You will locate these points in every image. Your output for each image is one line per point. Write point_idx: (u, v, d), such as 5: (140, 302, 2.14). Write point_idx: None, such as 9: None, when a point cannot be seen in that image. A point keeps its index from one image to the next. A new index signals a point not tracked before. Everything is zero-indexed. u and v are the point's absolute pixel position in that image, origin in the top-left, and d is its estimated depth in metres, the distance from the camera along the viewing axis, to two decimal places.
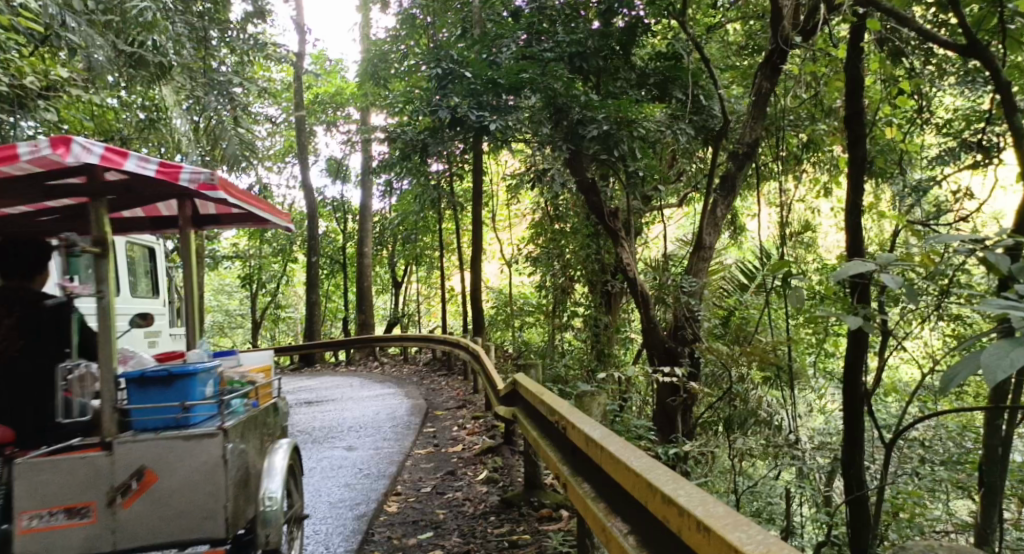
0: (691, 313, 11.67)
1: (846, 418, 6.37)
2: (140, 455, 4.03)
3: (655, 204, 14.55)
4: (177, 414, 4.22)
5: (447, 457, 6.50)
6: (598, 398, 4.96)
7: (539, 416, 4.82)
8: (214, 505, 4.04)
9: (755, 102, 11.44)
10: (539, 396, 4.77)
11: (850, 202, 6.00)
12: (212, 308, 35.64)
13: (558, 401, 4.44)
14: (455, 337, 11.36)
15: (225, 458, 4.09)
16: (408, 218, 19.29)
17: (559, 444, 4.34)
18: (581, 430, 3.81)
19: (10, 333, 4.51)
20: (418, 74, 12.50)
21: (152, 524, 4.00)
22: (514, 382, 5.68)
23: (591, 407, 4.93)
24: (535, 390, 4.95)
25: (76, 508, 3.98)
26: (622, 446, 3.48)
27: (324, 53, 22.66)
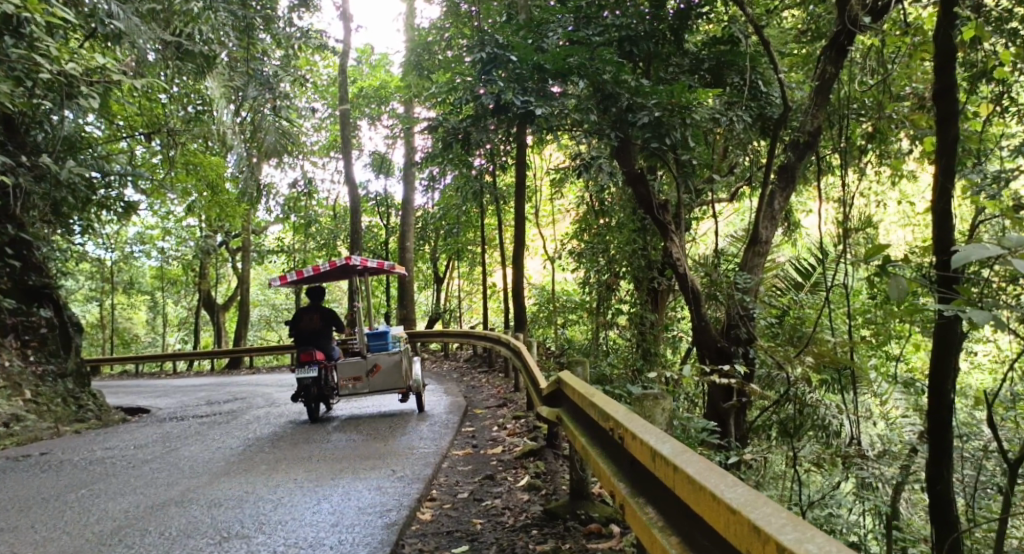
0: (745, 311, 11.07)
1: (932, 424, 5.89)
2: (376, 357, 9.76)
3: (706, 198, 13.98)
4: (385, 343, 10.01)
5: (487, 459, 6.10)
6: (661, 403, 4.45)
7: (590, 420, 4.35)
8: (405, 377, 9.74)
9: (816, 90, 10.85)
10: (590, 398, 4.29)
11: (939, 185, 5.61)
12: (258, 302, 36.03)
13: (614, 406, 3.94)
14: (497, 333, 10.94)
15: (404, 358, 9.82)
16: (452, 212, 19.01)
17: (615, 456, 3.86)
18: (648, 445, 3.31)
19: (315, 321, 10.13)
20: (461, 62, 12.14)
21: (385, 383, 9.75)
22: (558, 379, 5.21)
23: (652, 412, 4.44)
24: (584, 391, 4.46)
25: (355, 378, 9.76)
26: (703, 468, 2.98)
27: (370, 46, 22.43)
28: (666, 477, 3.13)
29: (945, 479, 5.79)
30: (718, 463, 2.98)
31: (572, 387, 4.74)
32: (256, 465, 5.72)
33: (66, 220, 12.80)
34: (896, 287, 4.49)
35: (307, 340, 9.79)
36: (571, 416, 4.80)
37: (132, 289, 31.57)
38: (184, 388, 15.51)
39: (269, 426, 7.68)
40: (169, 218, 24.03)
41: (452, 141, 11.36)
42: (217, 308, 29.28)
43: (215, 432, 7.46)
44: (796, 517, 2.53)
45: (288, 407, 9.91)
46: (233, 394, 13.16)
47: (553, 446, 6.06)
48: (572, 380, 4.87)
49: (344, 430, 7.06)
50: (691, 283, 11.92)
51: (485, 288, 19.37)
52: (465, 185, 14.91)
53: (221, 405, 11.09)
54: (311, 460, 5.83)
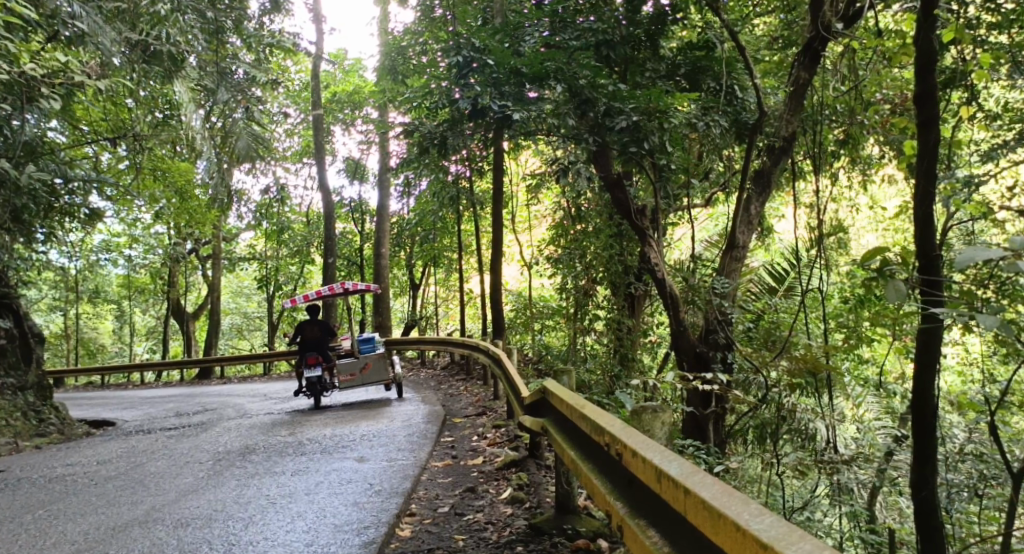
0: (724, 316, 11.01)
1: (916, 427, 5.80)
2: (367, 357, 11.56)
3: (682, 204, 13.96)
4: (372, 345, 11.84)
5: (467, 471, 5.94)
6: (664, 415, 4.30)
7: (581, 433, 4.21)
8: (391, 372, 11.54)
9: (792, 95, 10.86)
10: (581, 409, 4.16)
11: (921, 188, 5.57)
12: (230, 310, 35.51)
13: (609, 419, 3.81)
14: (474, 340, 10.77)
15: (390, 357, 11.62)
16: (426, 219, 18.84)
17: (612, 473, 3.72)
18: (655, 466, 3.17)
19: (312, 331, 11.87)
20: (436, 67, 12.00)
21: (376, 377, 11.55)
22: (544, 389, 5.07)
23: (653, 425, 4.30)
24: (575, 402, 4.32)
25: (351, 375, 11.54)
26: (720, 492, 2.85)
27: (343, 51, 22.18)
28: (675, 499, 3.00)
29: (932, 486, 5.77)
30: (736, 486, 2.86)
31: (560, 397, 4.60)
32: (228, 481, 5.50)
33: (29, 227, 12.46)
34: (895, 291, 4.41)
35: (308, 345, 11.49)
36: (558, 427, 4.66)
37: (100, 297, 30.95)
38: (153, 399, 15.18)
39: (241, 437, 7.44)
40: (137, 225, 23.59)
41: (428, 145, 11.22)
42: (187, 316, 28.80)
43: (186, 444, 7.22)
44: (830, 549, 2.43)
45: (261, 417, 9.66)
46: (204, 404, 12.88)
47: (536, 456, 5.92)
48: (561, 389, 4.73)
49: (321, 441, 6.83)
50: (668, 288, 11.86)
51: (461, 295, 19.20)
52: (440, 190, 14.77)
53: (191, 417, 10.81)
54: (285, 474, 5.61)
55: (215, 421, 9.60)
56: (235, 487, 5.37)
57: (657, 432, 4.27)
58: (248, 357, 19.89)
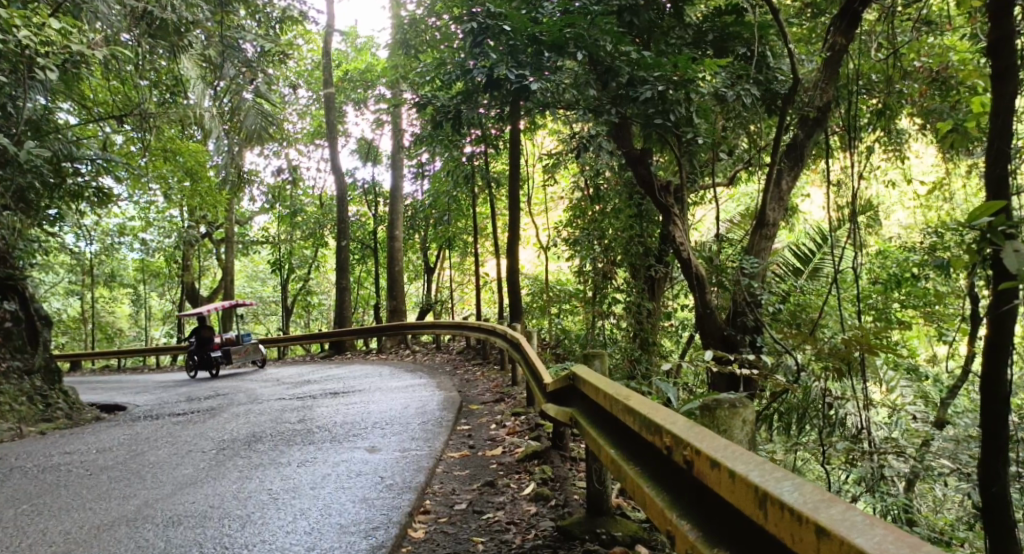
0: (753, 297, 10.55)
1: (985, 414, 5.36)
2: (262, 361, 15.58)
3: (706, 181, 13.48)
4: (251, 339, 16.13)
5: (485, 463, 5.53)
6: (744, 412, 3.69)
7: (627, 428, 3.74)
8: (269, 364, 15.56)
9: (825, 64, 10.34)
10: (628, 401, 3.67)
11: (996, 148, 5.10)
12: (245, 295, 35.31)
13: (670, 416, 3.32)
14: (491, 323, 10.36)
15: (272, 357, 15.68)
16: (442, 200, 18.46)
17: (676, 482, 3.24)
18: (761, 489, 2.61)
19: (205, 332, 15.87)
20: (451, 39, 11.55)
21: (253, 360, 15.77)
22: (575, 376, 4.57)
23: (731, 423, 3.68)
24: (620, 392, 3.83)
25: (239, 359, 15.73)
26: (877, 537, 2.31)
27: (356, 29, 21.67)
28: (784, 531, 2.51)
29: (1002, 480, 5.35)
30: (893, 525, 2.35)
31: (597, 385, 4.11)
32: (230, 472, 5.14)
33: (37, 208, 12.17)
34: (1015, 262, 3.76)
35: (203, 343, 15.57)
36: (596, 418, 4.20)
37: (114, 282, 30.78)
38: (165, 384, 14.92)
39: (247, 424, 7.09)
40: (149, 207, 23.32)
41: (442, 120, 10.79)
42: (201, 300, 28.63)
43: (189, 431, 6.88)
44: None
45: (269, 402, 9.32)
46: (216, 388, 12.59)
47: (559, 448, 5.49)
48: (599, 376, 4.24)
49: (331, 429, 6.45)
50: (693, 270, 11.37)
51: (477, 278, 18.77)
52: (456, 169, 14.34)
53: (201, 402, 10.49)
54: (291, 465, 5.23)
55: (224, 407, 9.29)
56: (235, 480, 4.98)
57: (735, 432, 3.66)
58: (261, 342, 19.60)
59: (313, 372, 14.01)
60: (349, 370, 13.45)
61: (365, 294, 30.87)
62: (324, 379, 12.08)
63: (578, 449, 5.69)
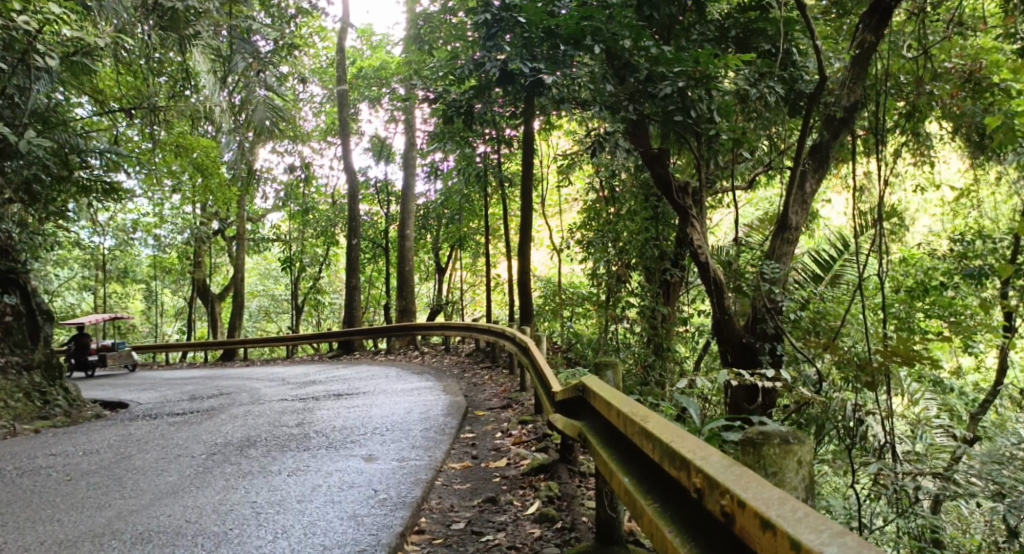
0: (773, 303, 10.17)
1: None
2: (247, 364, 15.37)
3: (726, 183, 13.09)
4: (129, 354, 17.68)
5: (488, 476, 5.21)
6: (799, 451, 3.09)
7: (643, 454, 3.43)
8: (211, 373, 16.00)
9: (852, 64, 10.00)
10: (648, 424, 3.35)
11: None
12: (257, 293, 35.10)
13: (703, 451, 3.00)
14: (501, 326, 10.03)
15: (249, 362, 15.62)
16: (454, 198, 18.15)
17: (708, 529, 2.92)
18: None
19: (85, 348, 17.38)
20: (465, 34, 11.21)
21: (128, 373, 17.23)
22: (585, 388, 4.25)
23: (782, 465, 3.10)
24: (637, 413, 3.51)
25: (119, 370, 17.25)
26: None
27: (371, 26, 21.41)
28: None
29: None
30: None
31: (609, 400, 3.79)
32: (215, 481, 4.84)
33: (41, 201, 11.95)
34: None
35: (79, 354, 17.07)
36: (608, 438, 3.89)
37: (126, 277, 30.66)
38: (171, 381, 14.68)
39: (243, 426, 6.79)
40: (162, 203, 23.16)
41: (454, 115, 10.47)
42: (213, 296, 28.47)
43: (182, 433, 6.59)
44: None
45: (270, 404, 9.03)
46: (220, 387, 12.33)
47: (568, 461, 5.16)
48: (613, 390, 3.93)
49: (328, 435, 6.15)
50: (710, 274, 10.99)
51: (489, 279, 18.33)
52: (469, 168, 14.01)
53: (202, 402, 10.23)
54: (280, 475, 4.93)
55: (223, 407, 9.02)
56: (219, 490, 4.68)
57: (788, 476, 3.07)
58: (269, 340, 19.36)
59: (320, 372, 13.74)
60: (356, 371, 13.16)
61: (377, 293, 30.55)
62: (330, 380, 11.80)
63: (588, 463, 5.36)
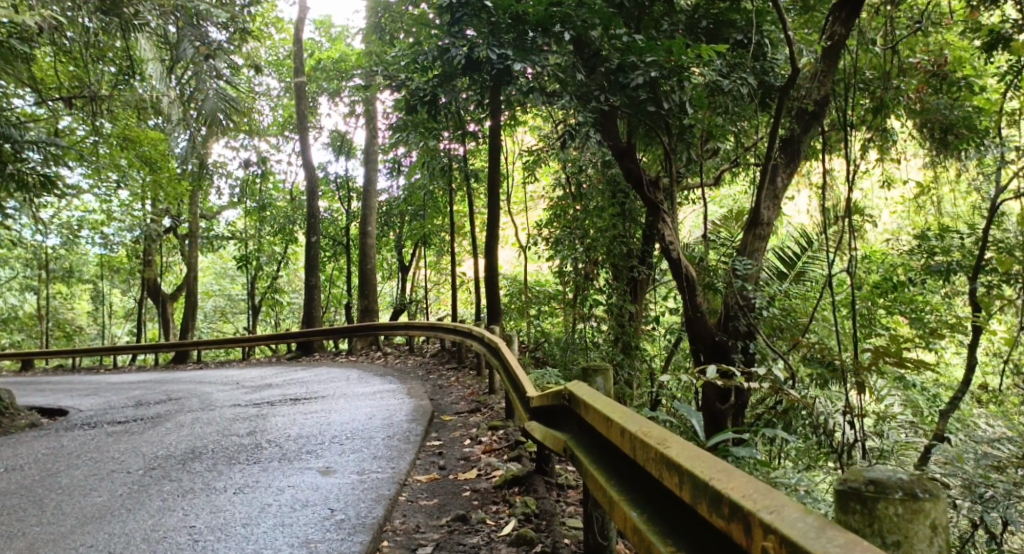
0: (745, 301, 9.91)
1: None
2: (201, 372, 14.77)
3: (694, 178, 12.86)
4: None
5: (458, 490, 4.81)
6: (932, 512, 2.71)
7: (663, 486, 3.15)
8: None
9: (822, 55, 9.83)
10: (673, 453, 3.05)
11: None
12: (213, 293, 34.16)
13: (760, 497, 2.74)
14: (467, 325, 9.62)
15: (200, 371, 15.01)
16: (416, 195, 17.68)
17: None
18: None
19: None
20: (428, 22, 10.78)
21: None
22: (576, 397, 3.91)
23: (909, 530, 2.71)
24: (653, 438, 3.20)
25: None
26: None
27: (329, 18, 20.81)
28: None
29: None
30: None
31: (612, 418, 3.47)
32: (152, 502, 4.38)
33: None
34: None
35: None
36: (609, 458, 3.61)
37: (74, 276, 29.55)
38: (119, 385, 13.99)
39: (189, 436, 6.28)
40: (111, 199, 22.27)
41: (416, 104, 10.02)
42: (166, 295, 27.60)
43: (122, 445, 6.06)
44: None
45: (222, 410, 8.50)
46: (170, 392, 11.72)
47: (544, 473, 4.78)
48: (613, 404, 3.62)
49: (282, 444, 5.69)
50: (682, 271, 10.61)
51: (454, 278, 17.68)
52: (432, 162, 13.54)
53: (151, 408, 9.66)
54: (224, 493, 4.48)
55: (172, 414, 8.49)
56: (155, 514, 4.22)
57: (916, 543, 2.69)
58: (223, 340, 18.68)
59: (277, 375, 13.21)
60: (316, 373, 12.67)
61: (337, 294, 29.90)
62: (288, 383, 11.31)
63: (566, 473, 5.00)
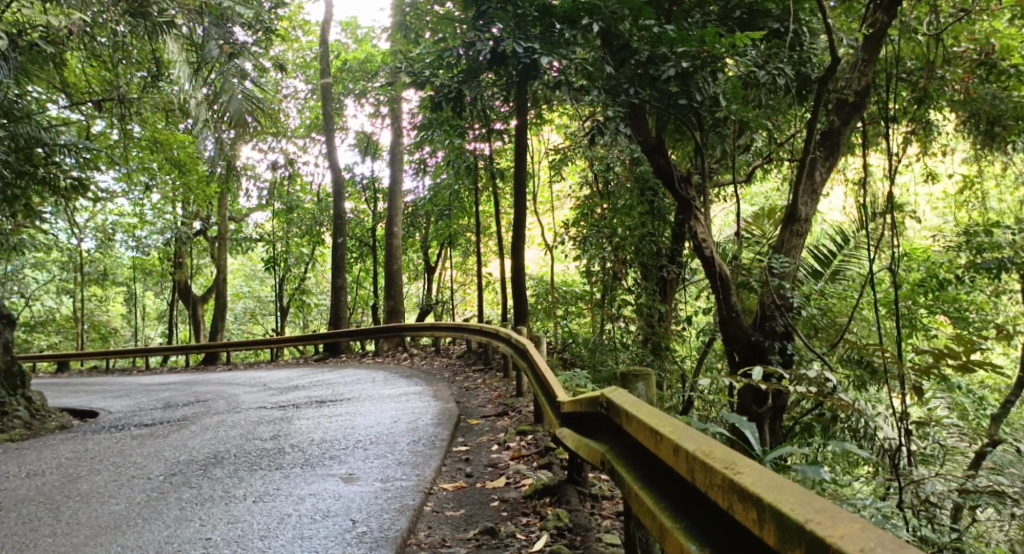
0: (783, 300, 9.60)
1: None
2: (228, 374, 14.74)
3: (728, 174, 12.53)
4: None
5: (486, 500, 4.61)
6: None
7: (734, 519, 2.84)
8: None
9: (864, 44, 9.57)
10: (748, 482, 2.75)
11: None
12: (243, 294, 34.35)
13: (867, 545, 2.44)
14: (494, 325, 9.43)
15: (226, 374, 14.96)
16: (443, 195, 17.53)
17: None
18: None
19: None
20: (454, 18, 10.59)
21: None
22: (619, 403, 3.63)
23: None
24: (718, 460, 2.91)
25: None
26: None
27: (356, 18, 20.72)
28: None
29: None
30: None
31: (667, 437, 3.16)
32: (169, 511, 4.27)
33: (7, 198, 11.27)
34: None
35: None
36: (662, 479, 3.31)
37: (107, 278, 29.84)
38: (147, 387, 14.02)
39: (212, 439, 6.16)
40: (141, 201, 22.40)
41: (442, 101, 9.84)
42: (196, 297, 27.78)
43: (144, 448, 5.95)
44: None
45: (247, 412, 8.39)
46: (197, 393, 11.69)
47: (577, 482, 4.56)
48: (666, 419, 3.31)
49: (305, 449, 5.55)
50: (716, 269, 10.20)
51: (481, 279, 17.49)
52: (458, 161, 13.37)
53: (178, 409, 9.60)
54: (244, 502, 4.35)
55: (197, 417, 8.40)
56: (171, 525, 4.09)
57: None
58: (251, 342, 18.67)
59: (304, 377, 13.10)
60: (343, 375, 12.55)
61: (365, 295, 29.86)
62: (315, 385, 11.18)
63: (599, 482, 4.77)
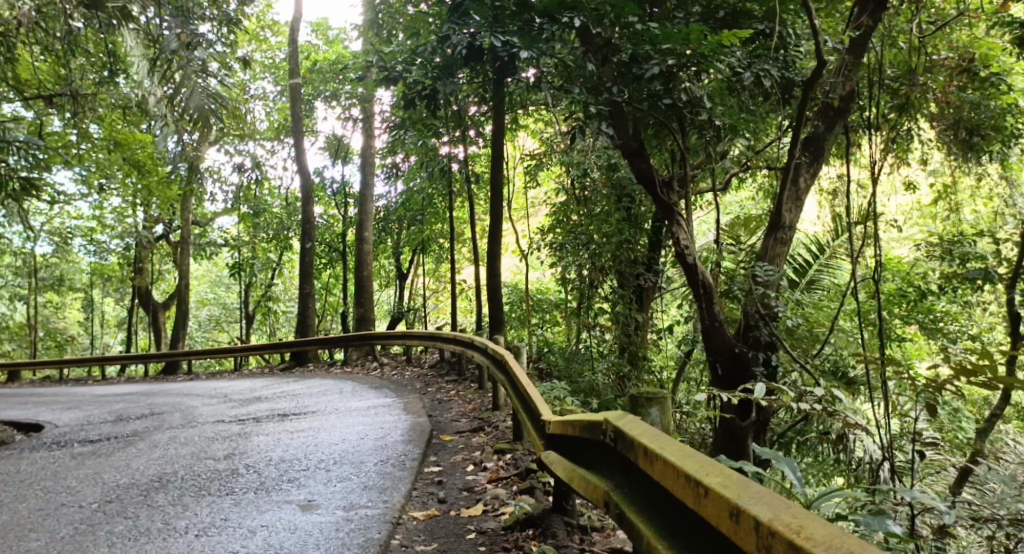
0: (767, 310, 9.28)
1: None
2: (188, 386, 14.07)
3: (708, 182, 12.25)
4: None
5: (461, 530, 4.18)
6: None
7: None
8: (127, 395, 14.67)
9: (849, 45, 9.31)
10: None
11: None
12: (208, 301, 33.50)
13: None
14: (468, 334, 8.98)
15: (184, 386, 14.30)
16: (415, 199, 17.06)
17: None
18: None
19: None
20: (428, 14, 10.18)
21: None
22: (643, 440, 2.87)
23: None
24: (823, 543, 2.09)
25: None
26: None
27: (327, 20, 20.21)
28: None
29: None
30: None
31: (717, 493, 2.40)
32: (97, 549, 3.77)
33: None
34: None
35: None
36: (702, 545, 2.54)
37: (65, 284, 28.94)
38: (101, 398, 13.32)
39: (159, 459, 5.65)
40: (100, 204, 21.64)
41: (415, 99, 9.42)
42: (159, 304, 26.98)
43: (83, 469, 5.43)
44: None
45: (203, 428, 7.83)
46: (153, 405, 11.07)
47: (563, 512, 4.16)
48: (710, 465, 2.55)
49: (261, 471, 5.07)
50: (699, 277, 9.81)
51: (455, 287, 16.89)
52: (431, 164, 12.93)
53: (130, 423, 9.01)
54: (185, 536, 3.87)
55: (148, 432, 7.84)
56: None
57: None
58: (214, 351, 18.02)
59: (269, 387, 12.53)
60: (309, 386, 12.00)
61: (333, 301, 29.21)
62: (279, 396, 10.63)
63: (588, 511, 4.37)
